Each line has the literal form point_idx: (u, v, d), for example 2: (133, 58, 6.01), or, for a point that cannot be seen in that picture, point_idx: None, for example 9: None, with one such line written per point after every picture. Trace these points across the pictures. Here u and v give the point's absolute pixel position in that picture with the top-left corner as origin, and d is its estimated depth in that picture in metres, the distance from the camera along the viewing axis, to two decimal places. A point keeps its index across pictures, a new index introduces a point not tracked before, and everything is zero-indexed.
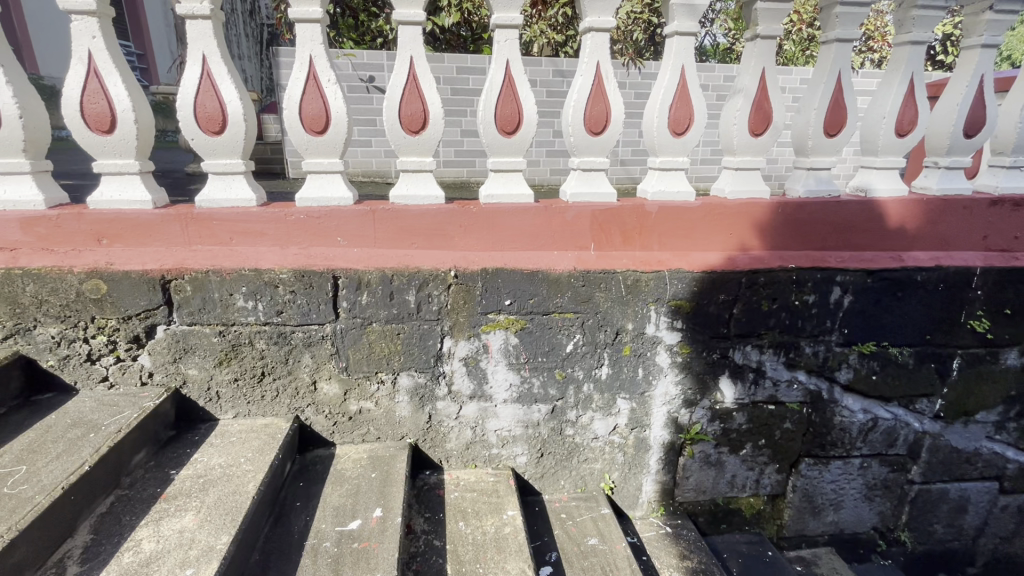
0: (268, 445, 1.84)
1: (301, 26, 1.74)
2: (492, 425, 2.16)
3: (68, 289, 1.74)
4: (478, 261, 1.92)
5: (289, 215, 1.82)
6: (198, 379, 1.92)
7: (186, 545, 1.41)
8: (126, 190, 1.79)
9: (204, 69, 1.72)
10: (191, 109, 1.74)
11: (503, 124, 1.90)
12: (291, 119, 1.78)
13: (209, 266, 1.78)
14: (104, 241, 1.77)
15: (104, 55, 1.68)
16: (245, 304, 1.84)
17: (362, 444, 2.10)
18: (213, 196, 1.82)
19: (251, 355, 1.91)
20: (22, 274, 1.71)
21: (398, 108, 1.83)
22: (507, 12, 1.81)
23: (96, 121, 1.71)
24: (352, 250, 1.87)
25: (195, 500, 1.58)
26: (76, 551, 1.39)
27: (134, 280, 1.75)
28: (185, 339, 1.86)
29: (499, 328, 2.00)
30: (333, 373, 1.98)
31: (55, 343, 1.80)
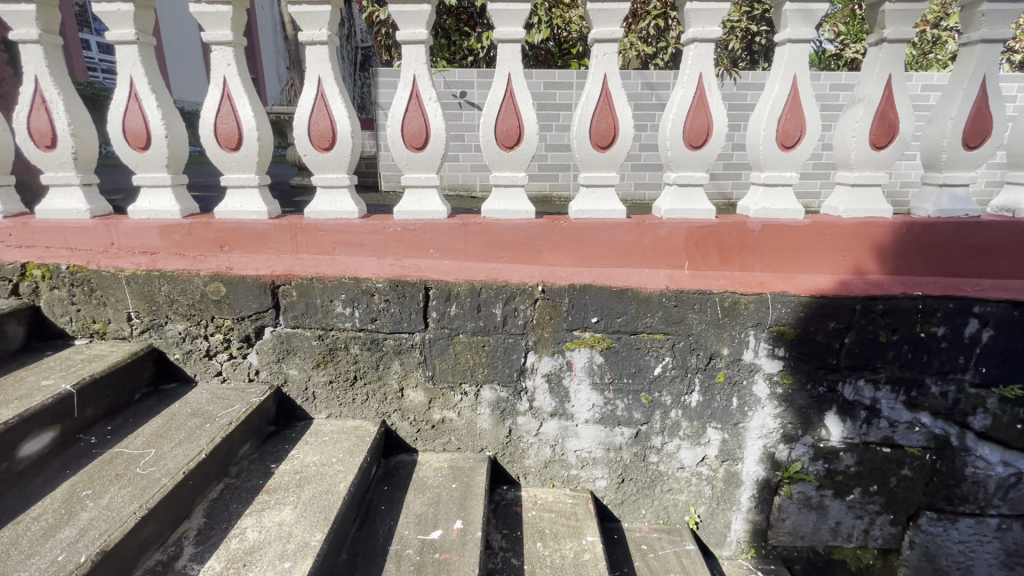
0: (357, 448, 1.91)
1: (407, 47, 1.82)
2: (572, 444, 2.10)
3: (193, 290, 1.92)
4: (566, 276, 1.89)
5: (387, 227, 1.90)
6: (298, 379, 2.05)
7: (285, 539, 1.48)
8: (247, 202, 1.95)
9: (320, 90, 1.85)
10: (305, 128, 1.87)
11: (599, 138, 1.86)
12: (394, 136, 1.87)
13: (312, 273, 1.89)
14: (226, 247, 1.94)
15: (236, 80, 1.85)
16: (343, 311, 1.93)
17: (442, 453, 2.13)
18: (320, 208, 1.93)
19: (346, 359, 2.00)
20: (158, 276, 1.91)
21: (494, 124, 1.86)
22: (607, 26, 1.79)
23: (226, 139, 1.88)
24: (443, 262, 1.92)
25: (292, 495, 1.66)
26: (191, 532, 1.51)
27: (249, 285, 1.91)
28: (288, 341, 1.99)
29: (584, 346, 1.95)
30: (419, 381, 2.03)
31: (180, 339, 2.00)
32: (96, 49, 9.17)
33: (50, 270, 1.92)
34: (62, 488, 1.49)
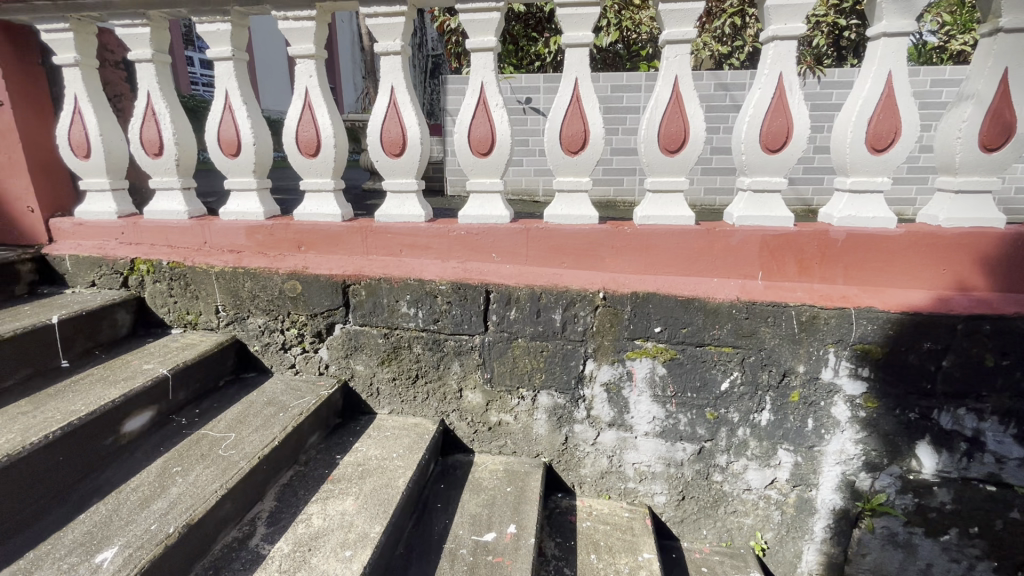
0: (416, 444, 1.97)
1: (476, 55, 1.86)
2: (630, 456, 2.05)
3: (273, 287, 2.06)
4: (629, 284, 1.84)
5: (451, 231, 1.94)
6: (363, 374, 2.14)
7: (346, 528, 1.55)
8: (323, 205, 2.07)
9: (392, 99, 1.93)
10: (378, 135, 1.95)
11: (667, 142, 1.80)
12: (460, 142, 1.91)
13: (380, 274, 1.97)
14: (303, 248, 2.06)
15: (316, 91, 1.95)
16: (408, 311, 2.00)
17: (498, 456, 2.14)
18: (389, 211, 2.01)
19: (409, 358, 2.07)
20: (243, 273, 2.07)
21: (559, 129, 1.85)
22: (680, 27, 1.73)
23: (306, 146, 1.99)
24: (505, 266, 1.93)
25: (355, 486, 1.73)
26: (263, 514, 1.61)
27: (322, 283, 2.02)
28: (356, 338, 2.08)
29: (646, 356, 1.89)
30: (477, 383, 2.05)
31: (260, 332, 2.15)
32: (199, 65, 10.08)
33: (154, 266, 2.13)
34: (156, 464, 1.62)
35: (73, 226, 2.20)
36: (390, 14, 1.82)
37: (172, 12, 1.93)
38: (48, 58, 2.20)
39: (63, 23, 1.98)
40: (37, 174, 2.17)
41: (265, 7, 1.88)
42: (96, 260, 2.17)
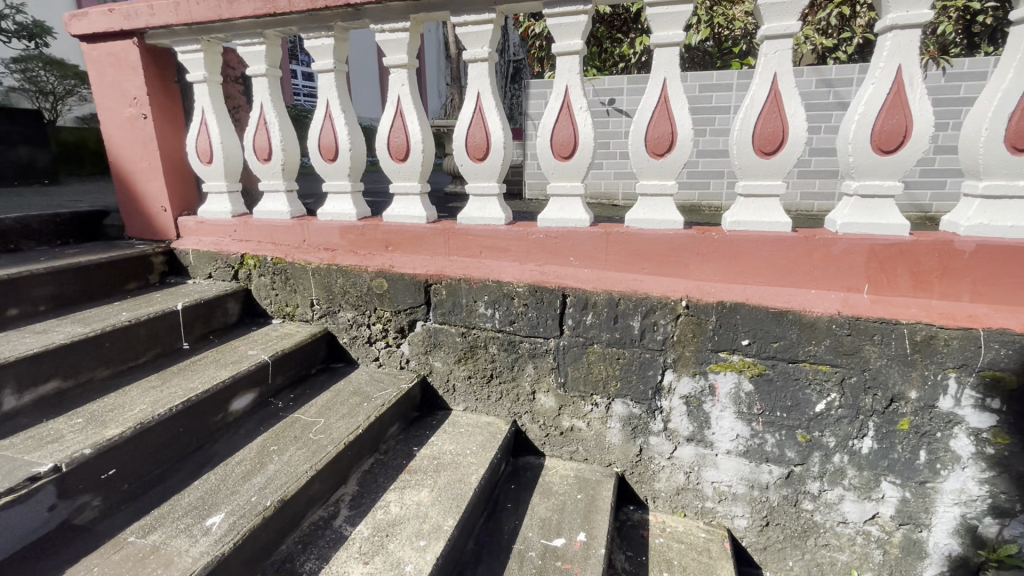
0: (489, 443, 2.00)
1: (562, 59, 1.85)
2: (709, 474, 1.94)
3: (362, 283, 2.19)
4: (715, 293, 1.75)
5: (530, 234, 1.96)
6: (441, 371, 2.21)
7: (421, 518, 1.60)
8: (410, 208, 2.16)
9: (477, 104, 1.96)
10: (463, 140, 1.99)
11: (762, 143, 1.69)
12: (543, 145, 1.92)
13: (460, 275, 2.03)
14: (390, 247, 2.17)
15: (407, 99, 2.03)
16: (485, 312, 2.04)
17: (569, 461, 2.12)
18: (471, 214, 2.06)
19: (484, 358, 2.11)
20: (336, 270, 2.22)
21: (645, 132, 1.79)
22: (781, 20, 1.61)
23: (396, 151, 2.08)
24: (583, 271, 1.91)
25: (430, 479, 1.79)
26: (346, 497, 1.71)
27: (406, 282, 2.11)
28: (435, 336, 2.16)
29: (730, 370, 1.79)
30: (551, 387, 2.05)
31: (349, 325, 2.29)
32: (302, 78, 10.94)
33: (260, 261, 2.35)
34: (257, 441, 1.76)
35: (196, 224, 2.48)
36: (478, 22, 1.86)
37: (284, 29, 2.11)
38: (182, 75, 2.49)
39: (195, 44, 2.23)
40: (169, 178, 2.47)
41: (364, 20, 2.00)
42: (213, 255, 2.43)
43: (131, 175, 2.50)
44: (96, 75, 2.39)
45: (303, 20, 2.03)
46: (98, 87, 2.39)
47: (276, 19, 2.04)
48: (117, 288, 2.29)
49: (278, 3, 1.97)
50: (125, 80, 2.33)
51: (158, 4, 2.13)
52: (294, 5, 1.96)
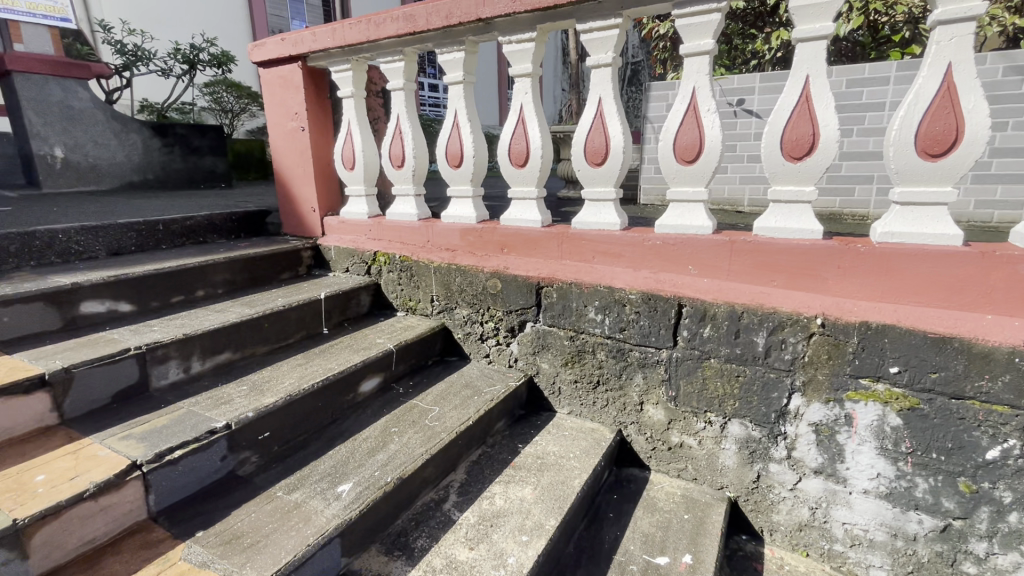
0: (593, 449, 1.99)
1: (690, 60, 1.77)
2: (840, 514, 1.74)
3: (478, 283, 2.31)
4: (857, 312, 1.56)
5: (646, 240, 1.91)
6: (548, 373, 2.24)
7: (524, 514, 1.64)
8: (526, 212, 2.21)
9: (599, 109, 1.93)
10: (582, 144, 1.98)
11: (928, 144, 1.47)
12: (665, 149, 1.84)
13: (572, 279, 2.05)
14: (505, 250, 2.26)
15: (529, 106, 2.06)
16: (595, 317, 2.03)
17: (676, 479, 2.03)
18: (586, 219, 2.06)
19: (592, 363, 2.10)
20: (455, 269, 2.36)
21: (781, 133, 1.64)
22: (960, 2, 1.38)
23: (516, 157, 2.13)
24: (701, 280, 1.82)
25: (533, 477, 1.82)
26: (455, 483, 1.81)
27: (519, 284, 2.18)
28: (544, 338, 2.20)
29: (873, 400, 1.59)
30: (661, 399, 1.98)
31: (464, 322, 2.42)
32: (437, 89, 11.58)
33: (389, 258, 2.58)
34: (381, 422, 1.93)
35: (339, 223, 2.79)
36: (604, 27, 1.85)
37: (421, 46, 2.29)
38: (334, 92, 2.82)
39: (346, 64, 2.51)
40: (319, 183, 2.81)
41: (493, 33, 2.09)
42: (351, 251, 2.71)
43: (290, 180, 2.89)
44: (269, 95, 2.79)
45: (438, 37, 2.19)
46: (269, 105, 2.80)
47: (415, 37, 2.23)
48: (274, 277, 2.66)
49: (418, 23, 2.15)
50: (290, 98, 2.70)
51: (319, 31, 2.43)
52: (432, 23, 2.12)
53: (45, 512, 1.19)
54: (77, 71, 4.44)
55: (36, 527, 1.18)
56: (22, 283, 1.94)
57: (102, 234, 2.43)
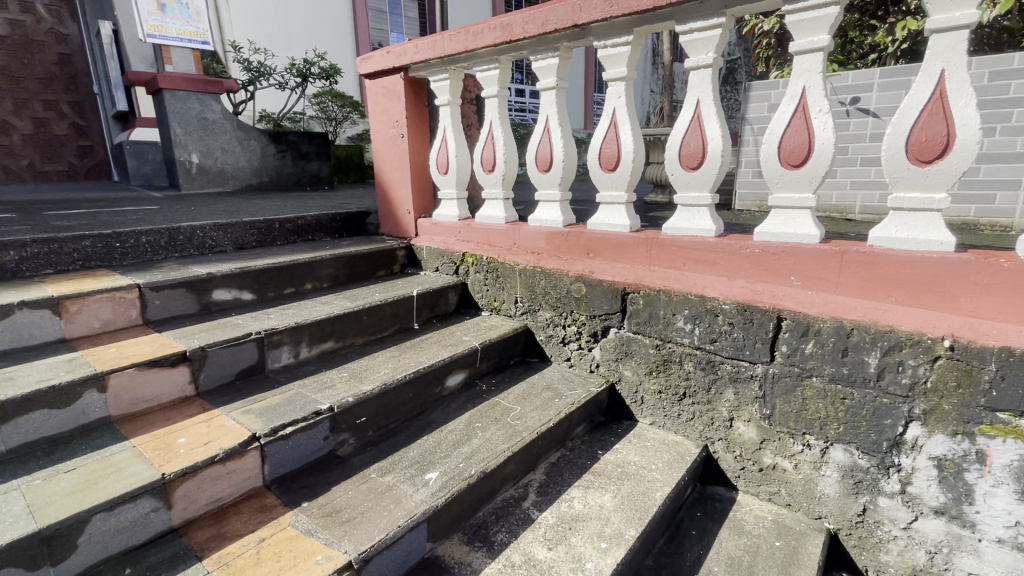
0: (676, 462, 1.93)
1: (800, 57, 1.61)
2: (965, 562, 1.54)
3: (562, 286, 2.32)
4: (997, 336, 1.37)
5: (743, 248, 1.80)
6: (631, 381, 2.20)
7: (603, 521, 1.63)
8: (614, 216, 2.17)
9: (696, 112, 1.86)
10: (676, 149, 1.92)
11: None
12: (768, 153, 1.70)
13: (661, 286, 2.00)
14: (591, 254, 2.24)
15: (622, 110, 2.05)
16: (684, 326, 1.97)
17: (767, 502, 1.91)
18: (678, 225, 1.97)
19: (678, 374, 2.03)
20: (540, 272, 2.39)
21: (907, 134, 1.47)
22: None
23: (606, 161, 2.12)
24: (805, 292, 1.68)
25: (613, 485, 1.80)
26: (535, 483, 1.84)
27: (604, 288, 2.17)
28: (628, 344, 2.16)
29: (1014, 437, 1.39)
30: (753, 417, 1.87)
31: (547, 325, 2.44)
32: (529, 95, 11.56)
33: (477, 259, 2.67)
34: (465, 416, 2.00)
35: (431, 225, 2.93)
36: (706, 27, 1.78)
37: (516, 54, 2.35)
38: (432, 100, 2.96)
39: (444, 74, 2.63)
40: (414, 186, 2.97)
41: (588, 39, 2.09)
42: (441, 251, 2.84)
43: (388, 183, 3.08)
44: (373, 104, 3.00)
45: (533, 44, 2.23)
46: (373, 113, 3.00)
47: (511, 46, 2.28)
48: (371, 273, 2.86)
49: (514, 31, 2.20)
50: (391, 107, 2.88)
51: (421, 43, 2.57)
52: (528, 31, 2.16)
53: (186, 469, 1.37)
54: (212, 87, 5.05)
55: (178, 483, 1.36)
56: (168, 271, 2.25)
57: (230, 231, 2.75)
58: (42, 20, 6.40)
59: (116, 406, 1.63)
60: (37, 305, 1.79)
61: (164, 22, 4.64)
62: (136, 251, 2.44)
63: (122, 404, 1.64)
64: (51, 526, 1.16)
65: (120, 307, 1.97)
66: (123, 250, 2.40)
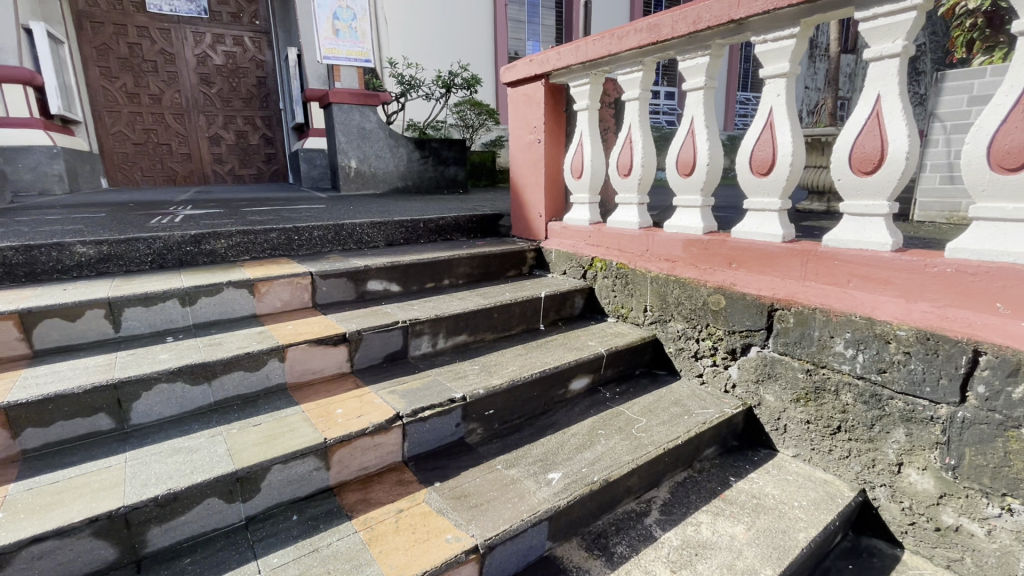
0: (824, 503, 1.71)
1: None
2: None
3: (699, 298, 2.19)
4: None
5: (929, 266, 1.51)
6: (772, 406, 2.01)
7: (735, 553, 1.50)
8: (763, 224, 1.98)
9: (876, 108, 1.61)
10: (847, 151, 1.68)
11: None
12: (974, 155, 1.43)
13: (818, 303, 1.79)
14: (733, 265, 2.06)
15: (781, 109, 1.86)
16: (844, 351, 1.74)
17: (943, 569, 1.61)
18: (842, 236, 1.74)
19: (833, 404, 1.81)
20: (675, 281, 2.29)
21: None
22: None
23: (758, 164, 1.94)
24: (1019, 324, 1.35)
25: (747, 516, 1.66)
26: (658, 500, 1.76)
27: (747, 302, 2.01)
28: (771, 366, 1.98)
29: None
30: (930, 466, 1.59)
31: (678, 336, 2.33)
32: (663, 96, 11.01)
33: (606, 264, 2.64)
34: (589, 422, 1.99)
35: (561, 228, 2.96)
36: (893, 11, 1.52)
37: (663, 55, 2.27)
38: (570, 105, 3.00)
39: (585, 79, 2.63)
40: (547, 190, 3.03)
41: (745, 34, 1.94)
42: (571, 255, 2.86)
43: (522, 187, 3.18)
44: (513, 111, 3.11)
45: (681, 44, 2.14)
46: (513, 120, 3.12)
47: (658, 47, 2.21)
48: (502, 273, 2.98)
49: (662, 32, 2.13)
50: (531, 113, 2.97)
51: (564, 50, 2.61)
52: (677, 30, 2.07)
53: (343, 437, 1.55)
54: (371, 100, 5.65)
55: (337, 448, 1.54)
56: (333, 262, 2.58)
57: (382, 228, 3.06)
58: (247, 50, 7.74)
59: (291, 374, 1.91)
60: (239, 284, 2.17)
61: (337, 45, 5.32)
62: (309, 243, 2.84)
63: (295, 373, 1.92)
64: (244, 469, 1.40)
65: (297, 291, 2.31)
66: (300, 242, 2.81)
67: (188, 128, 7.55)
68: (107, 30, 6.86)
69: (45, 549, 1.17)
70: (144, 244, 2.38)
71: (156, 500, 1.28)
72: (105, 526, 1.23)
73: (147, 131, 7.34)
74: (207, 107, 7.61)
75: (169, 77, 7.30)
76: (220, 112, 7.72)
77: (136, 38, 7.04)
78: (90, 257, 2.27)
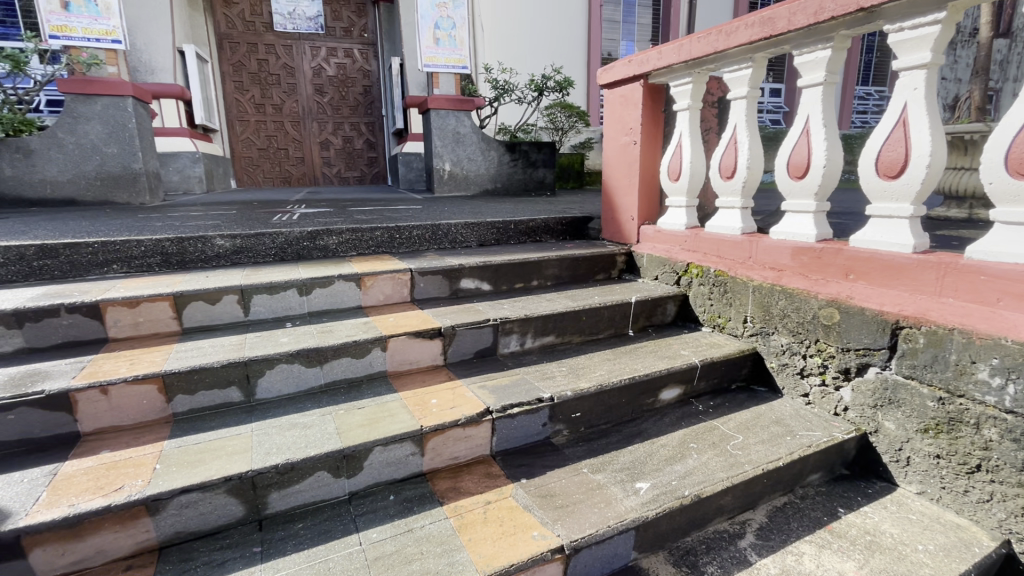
0: (956, 551, 1.50)
1: None
2: None
3: (808, 310, 2.02)
4: None
5: None
6: (893, 435, 1.80)
7: None
8: (890, 233, 1.79)
9: None
10: (1002, 153, 1.49)
11: None
12: None
13: (956, 324, 1.56)
14: (851, 276, 1.90)
15: (918, 105, 1.65)
16: (989, 379, 1.50)
17: None
18: (992, 248, 1.53)
19: (971, 440, 1.58)
20: (780, 291, 2.13)
21: None
22: None
23: (887, 167, 1.75)
24: None
25: (858, 552, 1.50)
26: (754, 523, 1.65)
27: (867, 318, 1.81)
28: (893, 390, 1.78)
29: None
30: None
31: (781, 351, 2.17)
32: (768, 94, 10.28)
33: (703, 271, 2.52)
34: (679, 433, 1.92)
35: (654, 232, 2.87)
36: None
37: (777, 49, 2.11)
38: (669, 105, 2.90)
39: (687, 78, 2.53)
40: (642, 193, 2.96)
41: (877, 23, 1.75)
42: (664, 260, 2.76)
43: (615, 190, 3.14)
44: (609, 113, 3.08)
45: (799, 37, 1.99)
46: (608, 122, 3.09)
47: (771, 41, 2.06)
48: (591, 277, 2.95)
49: (777, 25, 1.98)
50: (627, 114, 2.91)
51: (666, 49, 2.53)
52: (795, 23, 1.92)
53: (438, 426, 1.63)
54: (467, 105, 5.77)
55: (431, 436, 1.63)
56: (430, 260, 2.71)
57: (475, 229, 3.17)
58: (357, 62, 8.36)
59: (391, 364, 2.04)
60: (348, 278, 2.36)
61: (437, 53, 5.58)
62: (409, 242, 3.01)
63: (395, 363, 2.05)
64: (350, 447, 1.52)
65: (397, 286, 2.46)
66: (401, 240, 2.99)
67: (303, 134, 8.32)
68: (242, 48, 7.76)
69: (190, 500, 1.35)
70: (270, 239, 2.67)
71: (277, 468, 1.43)
72: (237, 486, 1.40)
73: (270, 137, 8.19)
74: (320, 115, 8.34)
75: (289, 89, 8.09)
76: (331, 119, 8.42)
77: (264, 55, 7.89)
78: (227, 249, 2.59)
